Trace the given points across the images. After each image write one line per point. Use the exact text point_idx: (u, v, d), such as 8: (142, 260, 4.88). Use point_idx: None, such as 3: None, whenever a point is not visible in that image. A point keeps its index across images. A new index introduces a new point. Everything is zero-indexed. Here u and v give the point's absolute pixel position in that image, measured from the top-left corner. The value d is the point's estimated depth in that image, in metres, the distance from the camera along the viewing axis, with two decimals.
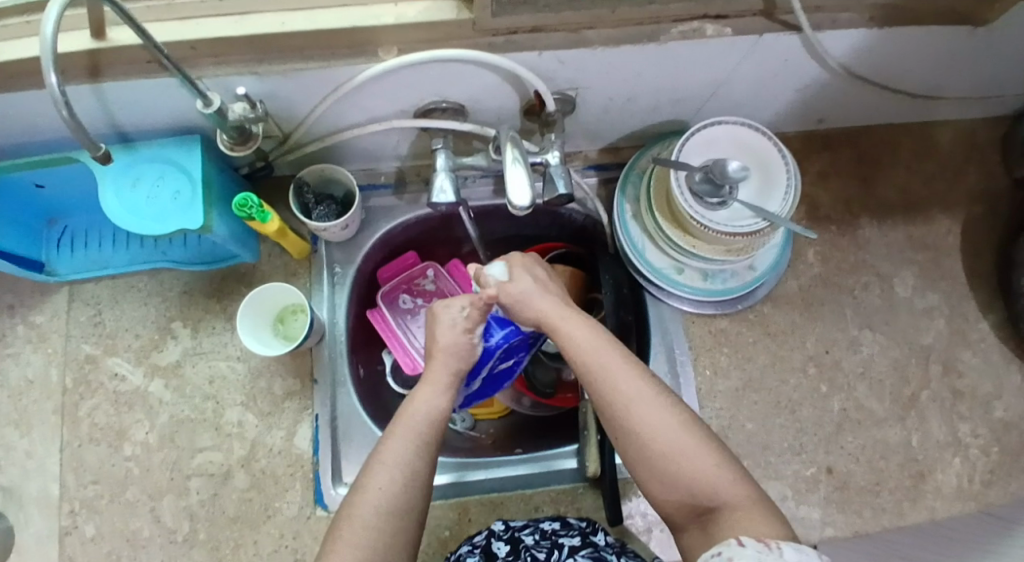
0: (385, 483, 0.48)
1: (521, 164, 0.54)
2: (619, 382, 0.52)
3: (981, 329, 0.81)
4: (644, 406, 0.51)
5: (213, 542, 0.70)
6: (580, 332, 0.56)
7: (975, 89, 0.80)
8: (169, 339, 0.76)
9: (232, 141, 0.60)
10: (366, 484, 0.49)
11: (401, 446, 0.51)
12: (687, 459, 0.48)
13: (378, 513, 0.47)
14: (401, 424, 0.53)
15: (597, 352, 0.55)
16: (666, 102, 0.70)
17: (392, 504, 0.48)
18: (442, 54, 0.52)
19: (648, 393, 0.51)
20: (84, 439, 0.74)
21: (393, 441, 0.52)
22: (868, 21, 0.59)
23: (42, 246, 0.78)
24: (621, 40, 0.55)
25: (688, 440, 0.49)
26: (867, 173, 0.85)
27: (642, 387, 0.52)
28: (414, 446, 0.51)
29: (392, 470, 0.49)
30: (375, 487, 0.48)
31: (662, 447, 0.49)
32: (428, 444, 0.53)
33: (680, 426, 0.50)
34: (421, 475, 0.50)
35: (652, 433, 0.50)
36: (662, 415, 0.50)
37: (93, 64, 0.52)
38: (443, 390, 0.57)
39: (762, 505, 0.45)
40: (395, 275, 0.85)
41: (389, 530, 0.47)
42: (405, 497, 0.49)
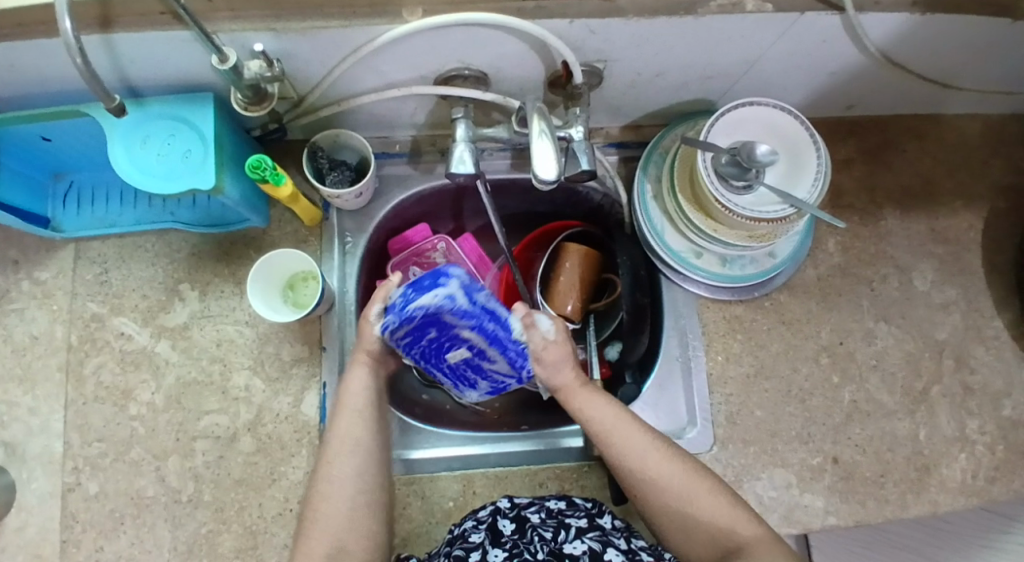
0: (338, 463, 0.56)
1: (547, 138, 0.52)
2: (648, 448, 0.57)
3: (995, 326, 0.80)
4: (667, 462, 0.56)
5: (218, 504, 0.70)
6: (593, 406, 0.59)
7: (1010, 81, 0.77)
8: (177, 301, 0.75)
9: (247, 101, 0.57)
10: (324, 463, 0.56)
11: (347, 427, 0.58)
12: (704, 502, 0.54)
13: (335, 488, 0.55)
14: (343, 402, 0.59)
15: (605, 415, 0.59)
16: (695, 79, 0.68)
17: (348, 473, 0.55)
18: (469, 17, 0.50)
19: (666, 456, 0.57)
20: (89, 397, 0.73)
21: (340, 422, 0.58)
22: (909, 6, 0.55)
23: (47, 201, 0.76)
24: (656, 12, 0.53)
25: (702, 487, 0.55)
26: (893, 162, 0.83)
27: (658, 449, 0.57)
28: (358, 422, 0.58)
29: (343, 448, 0.56)
30: (330, 467, 0.56)
31: (684, 500, 0.55)
32: (370, 410, 0.59)
33: (695, 475, 0.56)
34: (368, 444, 0.57)
35: (671, 484, 0.55)
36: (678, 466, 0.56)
37: (104, 15, 0.50)
38: (372, 365, 0.61)
39: (776, 541, 0.52)
40: (406, 247, 0.83)
41: (350, 500, 0.55)
42: (358, 470, 0.56)
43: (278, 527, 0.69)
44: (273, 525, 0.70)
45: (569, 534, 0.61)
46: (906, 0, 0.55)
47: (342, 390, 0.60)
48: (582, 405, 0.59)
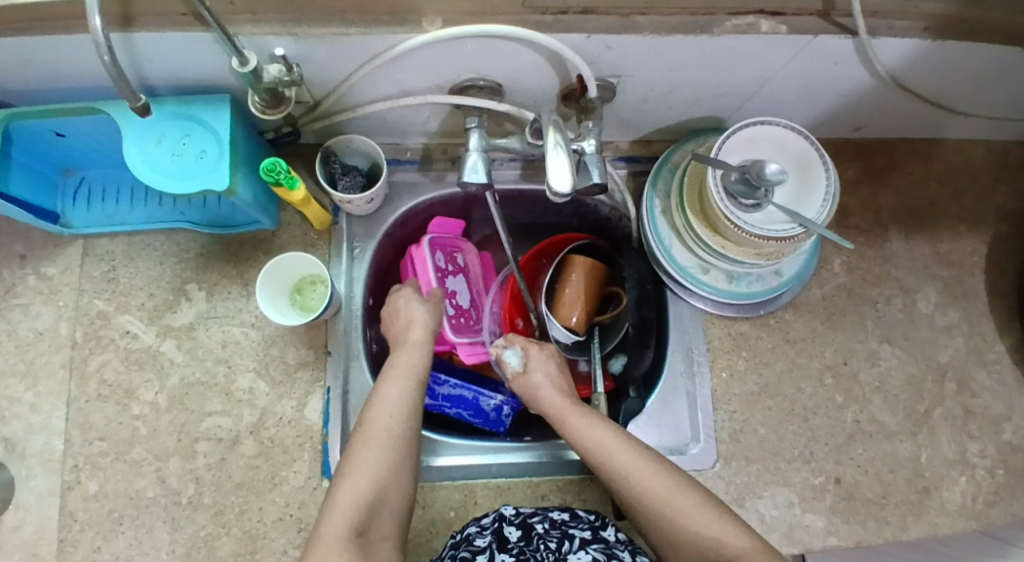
0: (385, 412, 0.61)
1: (562, 150, 0.52)
2: (633, 465, 0.57)
3: (997, 350, 0.80)
4: (653, 477, 0.56)
5: (218, 507, 0.70)
6: (587, 428, 0.61)
7: (1016, 109, 0.78)
8: (183, 301, 0.75)
9: (263, 104, 0.58)
10: (369, 418, 0.61)
11: (395, 389, 0.63)
12: (688, 513, 0.53)
13: (382, 434, 0.59)
14: (390, 370, 0.65)
15: (600, 436, 0.60)
16: (707, 96, 0.69)
17: (393, 428, 0.60)
18: (489, 28, 0.50)
19: (653, 473, 0.56)
20: (92, 396, 0.73)
21: (387, 386, 0.63)
22: (921, 30, 0.57)
23: (57, 198, 0.76)
24: (672, 29, 0.53)
25: (687, 499, 0.54)
26: (898, 185, 0.84)
27: (647, 462, 0.57)
28: (409, 386, 0.64)
29: (392, 399, 0.62)
30: (378, 417, 0.60)
31: (669, 513, 0.54)
32: (417, 381, 0.65)
33: (685, 489, 0.55)
34: (412, 406, 0.62)
35: (658, 498, 0.55)
36: (664, 481, 0.56)
37: (125, 13, 0.51)
38: (421, 348, 0.68)
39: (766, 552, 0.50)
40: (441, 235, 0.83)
41: (393, 450, 0.58)
42: (399, 425, 0.60)
43: (278, 532, 0.69)
44: (272, 529, 0.69)
45: (573, 545, 0.61)
46: (917, 26, 0.56)
47: (391, 364, 0.66)
48: (575, 426, 0.62)
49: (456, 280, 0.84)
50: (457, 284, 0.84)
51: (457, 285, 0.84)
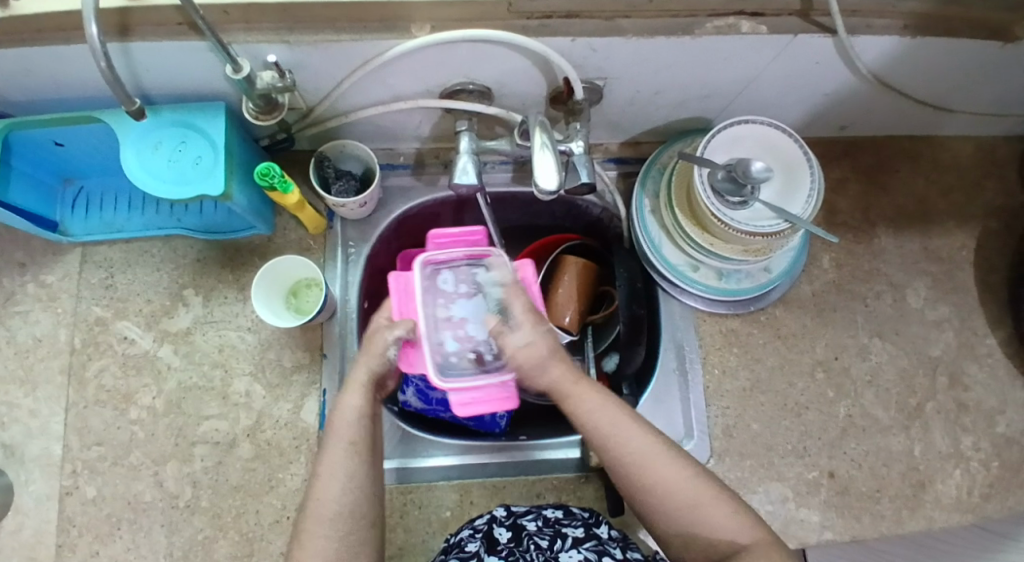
0: (323, 496, 0.49)
1: (548, 150, 0.54)
2: (644, 452, 0.50)
3: (988, 344, 0.81)
4: (670, 471, 0.50)
5: (216, 510, 0.70)
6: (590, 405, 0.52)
7: (1000, 105, 0.80)
8: (180, 306, 0.76)
9: (258, 110, 0.59)
10: (309, 498, 0.50)
11: (334, 463, 0.50)
12: (699, 501, 0.49)
13: (324, 524, 0.48)
14: (330, 431, 0.52)
15: (607, 418, 0.52)
16: (693, 98, 0.70)
17: (334, 512, 0.49)
18: (475, 33, 0.52)
19: (666, 461, 0.50)
20: (90, 401, 0.74)
21: (328, 454, 0.51)
22: (902, 28, 0.58)
23: (56, 206, 0.77)
24: (655, 31, 0.55)
25: (698, 490, 0.49)
26: (886, 182, 0.85)
27: (659, 450, 0.51)
28: (350, 453, 0.51)
29: (333, 476, 0.50)
30: (316, 502, 0.49)
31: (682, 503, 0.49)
32: (360, 441, 0.52)
33: (698, 481, 0.50)
34: (361, 477, 0.50)
35: (675, 488, 0.49)
36: (679, 471, 0.50)
37: (123, 23, 0.52)
38: (363, 393, 0.54)
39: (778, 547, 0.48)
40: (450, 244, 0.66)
41: (335, 539, 0.48)
42: (355, 497, 0.50)
43: (275, 534, 0.70)
44: (269, 532, 0.70)
45: (565, 543, 0.61)
46: (896, 25, 0.58)
47: (332, 419, 0.53)
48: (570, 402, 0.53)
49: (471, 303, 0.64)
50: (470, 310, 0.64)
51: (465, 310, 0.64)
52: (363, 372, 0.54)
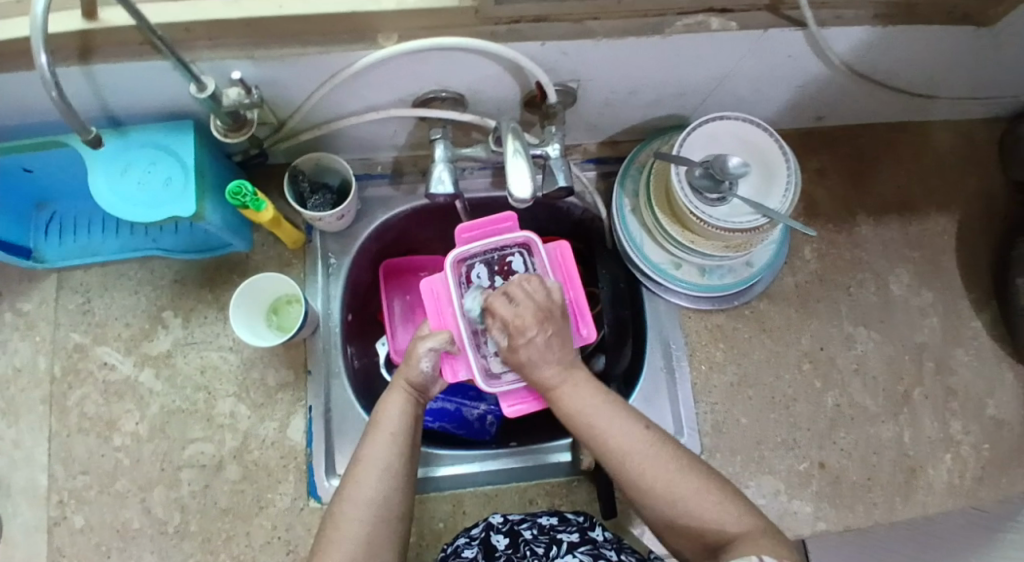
0: (362, 481, 0.50)
1: (522, 156, 0.54)
2: (646, 453, 0.50)
3: (974, 327, 0.81)
4: (641, 452, 0.50)
5: (205, 534, 0.70)
6: (596, 416, 0.52)
7: (974, 89, 0.80)
8: (160, 329, 0.75)
9: (227, 127, 0.58)
10: (348, 482, 0.51)
11: (378, 447, 0.52)
12: (686, 491, 0.48)
13: (359, 509, 0.49)
14: (373, 426, 0.54)
15: (606, 422, 0.52)
16: (668, 95, 0.70)
17: (371, 499, 0.50)
18: (443, 42, 0.51)
19: (664, 460, 0.49)
20: (73, 429, 0.72)
21: (370, 444, 0.53)
22: (871, 18, 0.58)
23: (30, 232, 0.76)
24: (625, 32, 0.55)
25: (689, 483, 0.48)
26: (865, 170, 0.85)
27: (638, 436, 0.51)
28: (391, 445, 0.52)
29: (370, 464, 0.51)
30: (354, 486, 0.50)
31: (671, 494, 0.48)
32: (401, 437, 0.53)
33: (671, 465, 0.49)
34: (398, 467, 0.52)
35: (645, 465, 0.49)
36: (650, 450, 0.50)
37: (84, 46, 0.51)
38: (410, 391, 0.56)
39: (766, 530, 0.45)
40: (479, 238, 0.66)
41: (367, 526, 0.49)
42: (384, 500, 0.50)
43: (267, 555, 0.69)
44: (260, 553, 0.69)
45: (561, 549, 0.60)
46: (866, 15, 0.58)
47: (376, 415, 0.55)
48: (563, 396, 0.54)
49: None
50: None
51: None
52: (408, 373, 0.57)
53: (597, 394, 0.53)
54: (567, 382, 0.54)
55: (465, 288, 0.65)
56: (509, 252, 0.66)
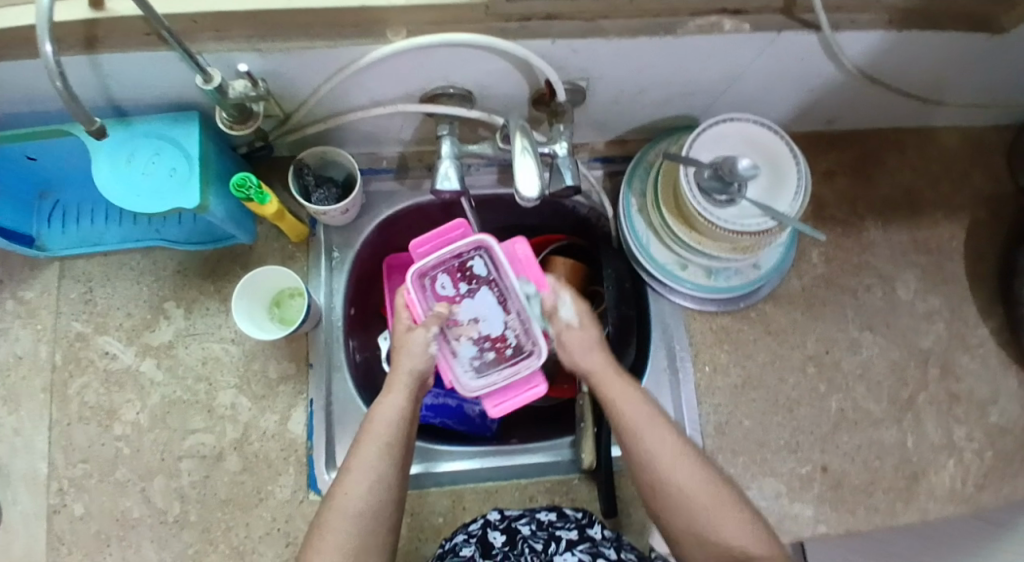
0: (352, 491, 0.50)
1: (530, 155, 0.53)
2: (684, 465, 0.53)
3: (979, 334, 0.81)
4: (680, 463, 0.53)
5: (205, 524, 0.70)
6: (655, 435, 0.54)
7: (986, 95, 0.79)
8: (162, 319, 0.75)
9: (232, 120, 0.58)
10: (336, 490, 0.51)
11: (368, 455, 0.52)
12: (727, 522, 0.51)
13: (346, 519, 0.49)
14: (366, 429, 0.54)
15: (662, 441, 0.54)
16: (678, 95, 0.69)
17: (358, 509, 0.50)
18: (453, 38, 0.50)
19: (713, 489, 0.52)
20: (74, 418, 0.72)
21: (361, 450, 0.52)
22: (887, 22, 0.57)
23: (32, 220, 0.76)
24: (637, 31, 0.54)
25: (731, 513, 0.51)
26: (874, 173, 0.85)
27: (680, 449, 0.54)
28: (384, 453, 0.52)
29: (361, 473, 0.51)
30: (343, 494, 0.50)
31: (710, 517, 0.51)
32: (393, 445, 0.53)
33: (709, 482, 0.52)
34: (389, 478, 0.51)
35: (682, 475, 0.52)
36: (690, 467, 0.53)
37: (89, 35, 0.50)
38: (406, 395, 0.56)
39: None
40: (433, 248, 0.66)
41: (354, 536, 0.49)
42: (370, 507, 0.50)
43: (266, 547, 0.69)
44: (260, 544, 0.69)
45: (559, 546, 0.61)
46: (883, 17, 0.57)
47: (370, 417, 0.54)
48: (619, 400, 0.56)
49: (479, 301, 0.66)
50: (483, 301, 0.66)
51: (476, 310, 0.66)
52: (407, 372, 0.57)
53: (634, 392, 0.57)
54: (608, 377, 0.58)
55: (434, 299, 0.64)
56: (468, 256, 0.65)
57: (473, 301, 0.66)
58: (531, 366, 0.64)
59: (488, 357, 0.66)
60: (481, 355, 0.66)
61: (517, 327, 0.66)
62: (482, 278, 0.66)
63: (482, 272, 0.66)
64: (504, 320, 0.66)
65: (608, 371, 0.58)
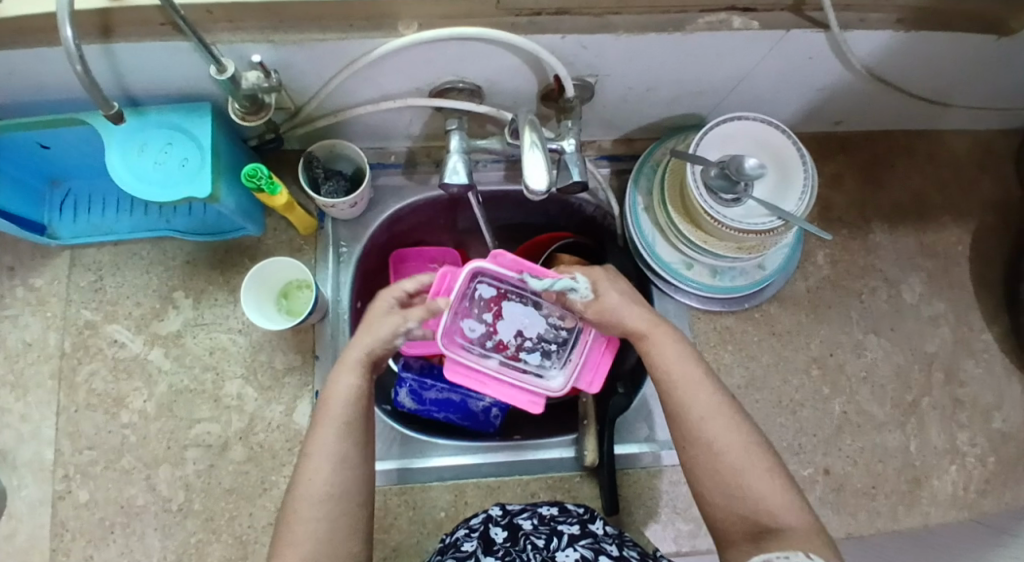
0: (315, 477, 0.50)
1: (539, 150, 0.54)
2: (721, 425, 0.52)
3: (985, 339, 0.81)
4: (719, 423, 0.53)
5: (209, 513, 0.70)
6: (697, 388, 0.54)
7: (996, 99, 0.79)
8: (170, 308, 0.76)
9: (244, 111, 0.58)
10: (299, 478, 0.51)
11: (325, 438, 0.51)
12: (759, 482, 0.50)
13: (312, 506, 0.49)
14: (324, 411, 0.53)
15: (704, 394, 0.54)
16: (686, 94, 0.70)
17: (324, 493, 0.50)
18: (463, 31, 0.51)
19: (747, 450, 0.52)
20: (81, 405, 0.73)
21: (319, 432, 0.52)
22: (895, 22, 0.57)
23: (44, 209, 0.77)
24: (647, 27, 0.54)
25: (765, 476, 0.51)
26: (881, 176, 0.85)
27: (721, 408, 0.53)
28: (341, 433, 0.52)
29: (323, 456, 0.51)
30: (307, 479, 0.50)
31: (741, 478, 0.51)
32: (353, 424, 0.53)
33: (745, 445, 0.52)
34: (350, 456, 0.51)
35: (721, 439, 0.52)
36: (732, 430, 0.52)
37: (105, 24, 0.51)
38: (359, 374, 0.55)
39: (821, 534, 0.48)
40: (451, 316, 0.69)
41: (323, 519, 0.49)
42: (333, 487, 0.50)
43: (269, 537, 0.69)
44: (262, 535, 0.70)
45: (561, 542, 0.60)
46: (891, 18, 0.57)
47: (325, 400, 0.54)
48: (660, 354, 0.56)
49: (509, 318, 0.72)
50: (511, 313, 0.72)
51: (514, 324, 0.72)
52: (362, 354, 0.56)
53: (678, 347, 0.56)
54: (653, 334, 0.56)
55: (479, 348, 0.71)
56: (471, 287, 0.70)
57: (505, 322, 0.72)
58: (572, 309, 0.65)
59: (553, 346, 0.72)
60: (535, 359, 0.72)
61: (552, 315, 0.72)
62: (496, 297, 0.71)
63: (492, 292, 0.71)
64: (541, 316, 0.72)
65: (654, 324, 0.57)
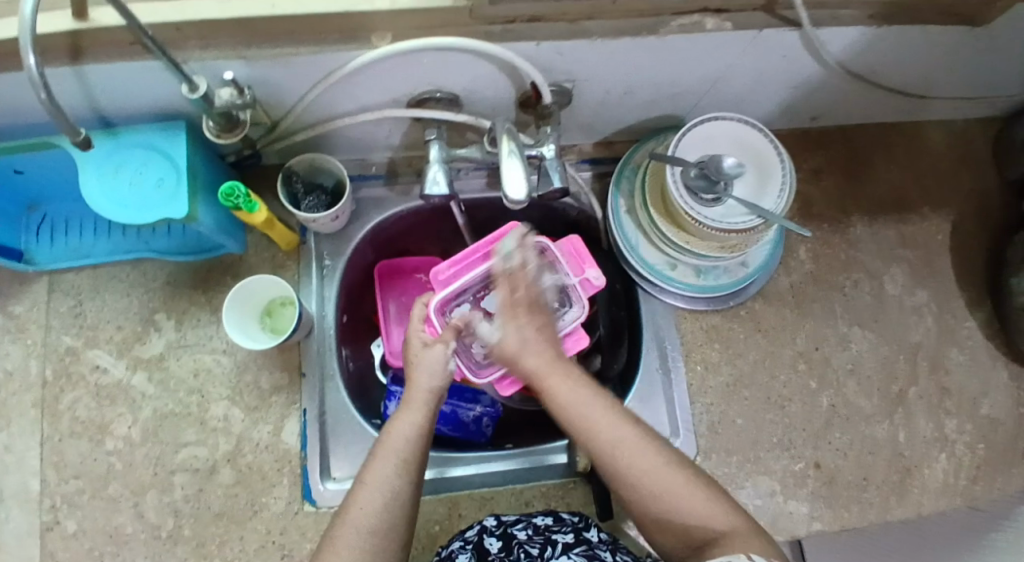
0: (365, 508, 0.47)
1: (517, 157, 0.54)
2: (626, 441, 0.48)
3: (968, 327, 0.82)
4: (625, 441, 0.48)
5: (199, 538, 0.69)
6: (591, 416, 0.50)
7: (968, 90, 0.80)
8: (152, 331, 0.74)
9: (218, 128, 0.57)
10: (348, 507, 0.48)
11: (384, 469, 0.49)
12: (677, 495, 0.46)
13: (359, 536, 0.46)
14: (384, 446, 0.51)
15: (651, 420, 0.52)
16: (664, 96, 0.70)
17: (370, 526, 0.46)
18: (437, 42, 0.50)
19: (660, 464, 0.47)
20: (64, 433, 0.72)
21: (376, 464, 0.49)
22: (866, 18, 0.58)
23: (20, 235, 0.75)
24: (621, 32, 0.54)
25: (684, 487, 0.46)
26: (860, 170, 0.86)
27: (615, 425, 0.49)
28: (400, 469, 0.49)
29: (375, 489, 0.48)
30: (357, 510, 0.47)
31: (661, 497, 0.46)
32: (410, 462, 0.50)
33: (659, 459, 0.48)
34: (404, 493, 0.48)
35: (628, 458, 0.48)
36: (641, 445, 0.48)
37: (74, 46, 0.50)
38: (425, 413, 0.53)
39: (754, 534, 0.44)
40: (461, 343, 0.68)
41: (365, 554, 0.45)
42: (387, 524, 0.47)
43: (261, 560, 0.68)
44: (254, 558, 0.68)
45: (555, 550, 0.59)
46: (861, 15, 0.58)
47: (385, 436, 0.52)
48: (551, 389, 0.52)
49: None
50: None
51: None
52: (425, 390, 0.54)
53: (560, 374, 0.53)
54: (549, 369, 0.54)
55: None
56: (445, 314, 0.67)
57: None
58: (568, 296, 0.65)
59: None
60: None
61: None
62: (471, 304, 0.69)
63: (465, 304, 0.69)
64: None
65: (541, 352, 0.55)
